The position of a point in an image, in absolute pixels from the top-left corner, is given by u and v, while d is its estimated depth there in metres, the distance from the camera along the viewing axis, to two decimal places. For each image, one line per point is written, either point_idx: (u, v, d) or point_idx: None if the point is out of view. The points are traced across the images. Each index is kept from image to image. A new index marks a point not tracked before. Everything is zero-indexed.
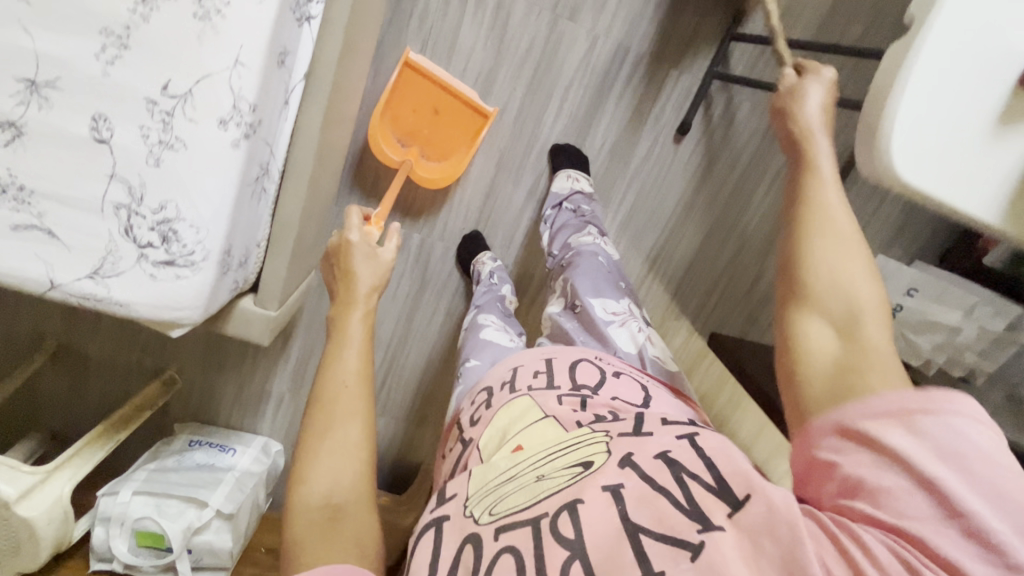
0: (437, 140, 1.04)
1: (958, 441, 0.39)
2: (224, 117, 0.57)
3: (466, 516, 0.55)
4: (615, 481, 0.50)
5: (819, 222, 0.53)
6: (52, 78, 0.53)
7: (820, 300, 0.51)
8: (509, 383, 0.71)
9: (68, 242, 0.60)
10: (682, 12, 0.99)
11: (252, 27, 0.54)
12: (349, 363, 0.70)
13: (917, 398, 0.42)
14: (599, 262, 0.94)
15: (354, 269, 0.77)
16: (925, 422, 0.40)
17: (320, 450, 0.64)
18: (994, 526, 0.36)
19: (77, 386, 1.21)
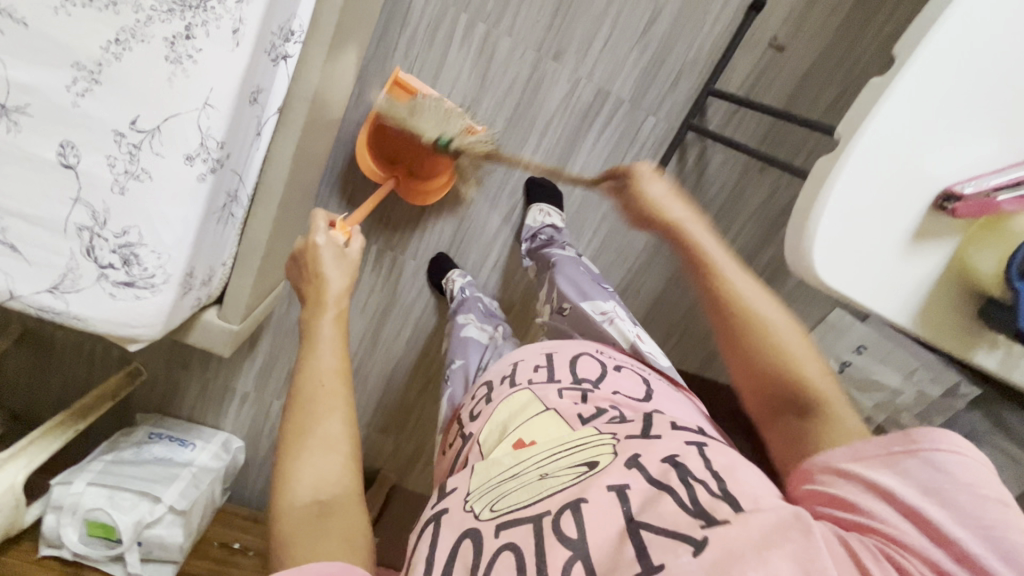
0: (428, 165, 1.00)
1: (941, 475, 0.43)
2: (191, 153, 0.59)
3: (466, 511, 0.54)
4: (621, 482, 0.50)
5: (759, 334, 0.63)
6: (21, 104, 0.54)
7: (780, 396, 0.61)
8: (509, 377, 0.74)
9: (29, 257, 0.61)
10: (663, 64, 1.01)
11: (223, 73, 0.56)
12: (325, 361, 0.69)
13: (902, 441, 0.47)
14: (582, 268, 0.98)
15: (323, 269, 0.76)
16: (911, 461, 0.45)
17: (303, 448, 0.61)
18: (980, 552, 0.38)
19: (42, 370, 1.23)
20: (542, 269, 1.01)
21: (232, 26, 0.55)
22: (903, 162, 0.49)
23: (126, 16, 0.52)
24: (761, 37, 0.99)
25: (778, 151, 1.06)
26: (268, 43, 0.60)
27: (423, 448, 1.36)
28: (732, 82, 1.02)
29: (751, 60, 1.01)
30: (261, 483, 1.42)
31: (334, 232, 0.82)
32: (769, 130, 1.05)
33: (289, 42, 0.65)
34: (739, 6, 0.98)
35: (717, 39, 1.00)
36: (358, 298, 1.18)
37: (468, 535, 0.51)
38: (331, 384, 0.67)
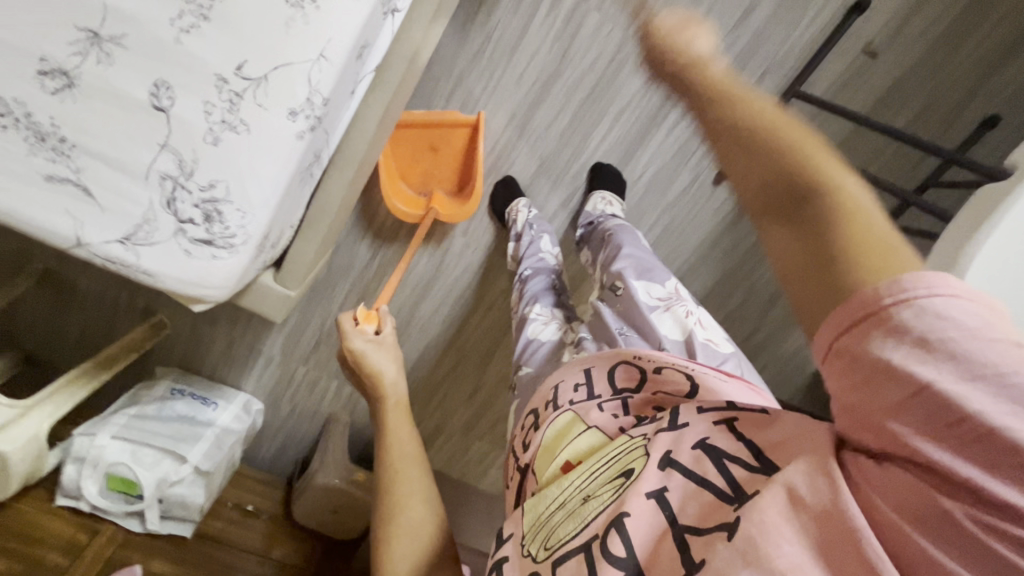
0: (446, 172, 1.04)
1: (937, 325, 0.34)
2: (295, 108, 0.54)
3: (525, 557, 0.54)
4: (658, 486, 0.48)
5: (749, 136, 0.46)
6: (118, 34, 0.49)
7: (775, 205, 0.44)
8: (553, 401, 0.70)
9: (103, 203, 0.56)
10: (751, 59, 0.97)
11: (345, 24, 0.51)
12: (401, 446, 0.74)
13: (889, 291, 0.36)
14: (640, 243, 0.96)
15: (374, 365, 0.78)
16: (903, 320, 0.35)
17: (392, 536, 0.68)
18: (989, 413, 0.31)
19: (60, 315, 1.17)
20: (598, 248, 1.00)
21: None
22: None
23: None
24: (856, 41, 0.95)
25: (856, 159, 1.03)
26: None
27: (446, 427, 1.34)
28: (818, 86, 0.99)
29: (842, 64, 0.97)
30: (276, 447, 1.40)
31: (362, 324, 0.82)
32: (847, 138, 1.03)
33: None
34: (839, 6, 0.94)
35: (810, 41, 0.96)
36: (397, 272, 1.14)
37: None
38: (408, 468, 0.72)
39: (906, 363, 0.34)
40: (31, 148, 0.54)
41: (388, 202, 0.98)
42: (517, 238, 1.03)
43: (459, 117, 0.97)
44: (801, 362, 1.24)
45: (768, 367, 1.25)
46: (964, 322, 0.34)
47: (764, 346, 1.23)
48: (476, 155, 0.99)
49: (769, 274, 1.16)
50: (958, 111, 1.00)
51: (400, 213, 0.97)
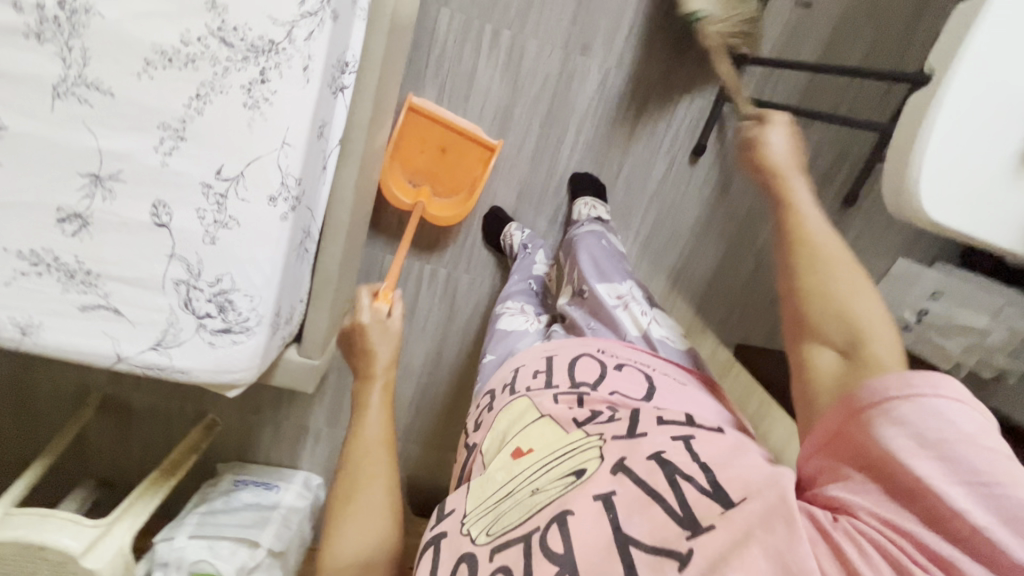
0: (446, 178, 1.07)
1: (942, 421, 0.42)
2: (273, 194, 0.60)
3: (463, 535, 0.59)
4: (607, 490, 0.53)
5: (813, 260, 0.59)
6: (114, 171, 0.57)
7: (819, 327, 0.57)
8: (509, 384, 0.75)
9: (133, 318, 0.64)
10: (692, 38, 1.01)
11: (298, 110, 0.57)
12: (373, 430, 0.75)
13: (901, 384, 0.46)
14: (604, 244, 0.96)
15: (371, 345, 0.78)
16: (903, 411, 0.44)
17: (347, 509, 0.71)
18: (975, 515, 0.39)
19: (124, 434, 1.26)
20: (565, 252, 1.01)
21: (303, 63, 0.56)
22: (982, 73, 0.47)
23: (206, 67, 0.54)
24: None
25: (820, 105, 1.04)
26: (330, 75, 0.61)
27: None
28: (763, 47, 1.01)
29: (779, 21, 1.00)
30: None
31: (378, 302, 0.80)
32: (807, 87, 1.04)
33: (345, 72, 0.66)
34: None
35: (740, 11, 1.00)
36: (414, 324, 1.18)
37: (465, 558, 0.56)
38: (374, 454, 0.73)
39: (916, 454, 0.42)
40: (63, 287, 0.62)
41: (383, 185, 1.04)
42: (513, 259, 1.07)
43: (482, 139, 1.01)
44: None
45: None
46: (957, 422, 0.42)
47: None
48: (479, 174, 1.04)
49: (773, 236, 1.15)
50: (910, 32, 1.00)
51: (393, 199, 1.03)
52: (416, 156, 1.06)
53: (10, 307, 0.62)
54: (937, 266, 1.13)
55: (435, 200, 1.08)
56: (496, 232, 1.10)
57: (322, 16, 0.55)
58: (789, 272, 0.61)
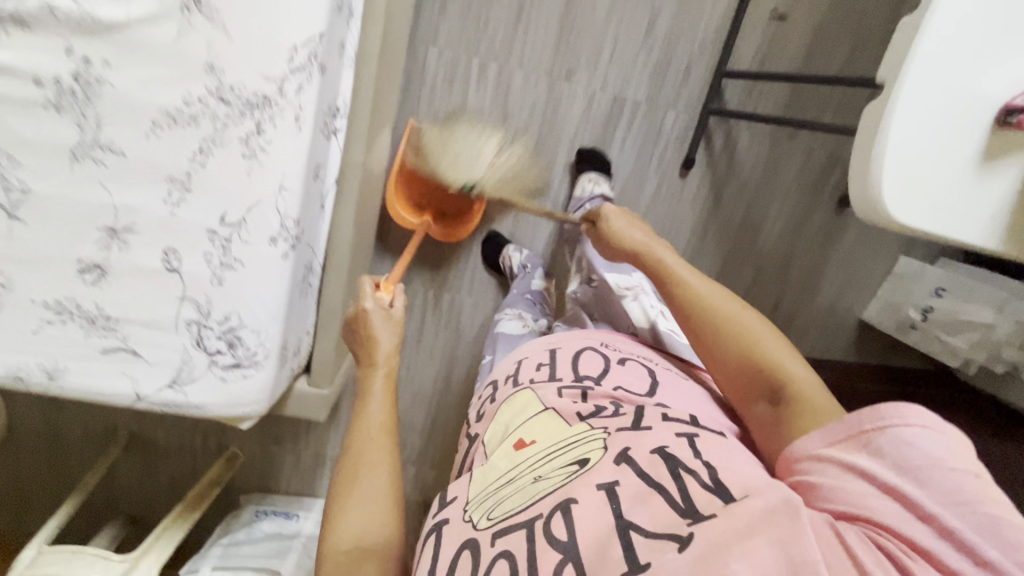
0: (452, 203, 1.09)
1: (908, 452, 0.43)
2: (274, 236, 0.64)
3: (466, 521, 0.58)
4: (610, 479, 0.53)
5: (711, 319, 0.66)
6: (128, 224, 0.62)
7: (737, 375, 0.63)
8: (513, 376, 0.75)
9: (149, 358, 0.68)
10: (672, 57, 1.04)
11: (293, 157, 0.62)
12: (375, 417, 0.72)
13: (874, 417, 0.46)
14: None
15: (374, 332, 0.77)
16: (881, 443, 0.45)
17: (349, 495, 0.65)
18: (954, 525, 0.39)
19: (151, 470, 1.31)
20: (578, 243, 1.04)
21: (294, 113, 0.60)
22: (928, 82, 0.48)
23: (207, 123, 0.58)
24: (761, 12, 1.02)
25: (804, 114, 1.06)
26: (322, 122, 0.66)
27: None
28: (743, 60, 1.04)
29: (756, 36, 1.03)
30: None
31: (380, 293, 0.82)
32: (791, 97, 1.06)
33: (337, 118, 0.71)
34: None
35: (717, 28, 1.03)
36: (422, 347, 1.21)
37: (467, 545, 0.55)
38: (377, 440, 0.69)
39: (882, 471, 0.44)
40: (86, 332, 0.66)
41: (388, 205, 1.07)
42: (513, 279, 1.10)
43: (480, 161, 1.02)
44: (841, 315, 1.20)
45: (807, 332, 1.21)
46: (928, 451, 0.43)
47: (797, 312, 1.20)
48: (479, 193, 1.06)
49: (771, 242, 1.16)
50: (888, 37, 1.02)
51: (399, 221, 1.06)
52: (424, 181, 1.08)
53: (38, 353, 0.66)
54: (939, 263, 1.12)
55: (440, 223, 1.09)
56: (495, 253, 1.14)
57: (310, 71, 0.59)
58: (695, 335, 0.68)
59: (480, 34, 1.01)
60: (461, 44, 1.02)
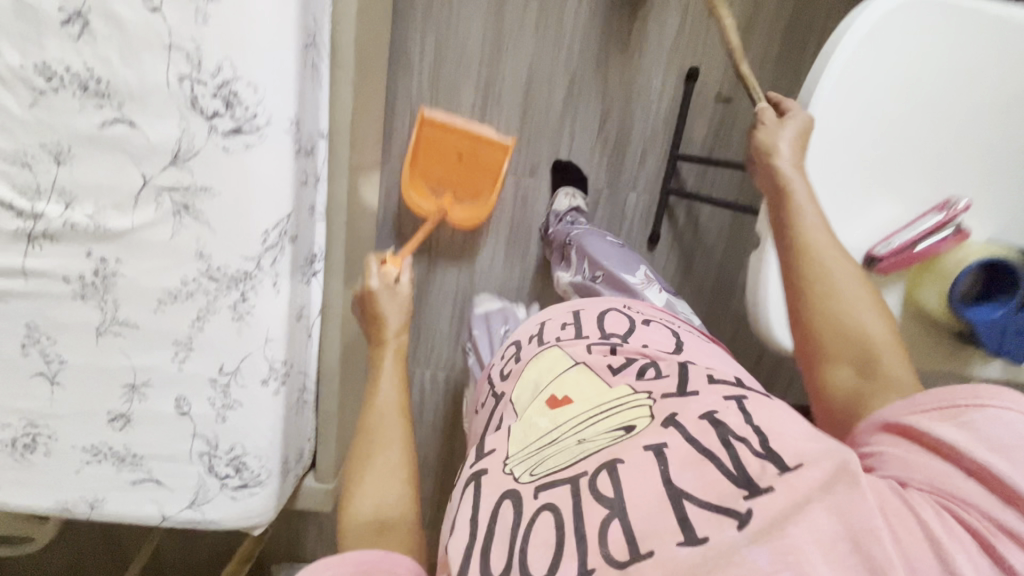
0: (466, 182, 1.07)
1: (996, 433, 0.38)
2: (266, 378, 0.75)
3: (506, 474, 0.54)
4: (658, 441, 0.48)
5: (819, 279, 0.55)
6: (145, 380, 0.74)
7: (836, 353, 0.53)
8: (537, 336, 0.71)
9: (171, 485, 0.79)
10: (628, 143, 1.12)
11: (274, 315, 0.72)
12: (388, 393, 0.70)
13: (966, 395, 0.42)
14: (604, 238, 0.97)
15: (381, 310, 0.75)
16: (980, 417, 0.40)
17: (365, 471, 0.64)
18: None
19: (192, 547, 1.43)
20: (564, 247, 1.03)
21: (272, 280, 0.71)
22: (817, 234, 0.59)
23: (201, 296, 0.70)
24: (707, 94, 1.08)
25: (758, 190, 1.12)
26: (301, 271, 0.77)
27: None
28: (694, 141, 1.10)
29: (704, 118, 1.09)
30: None
31: (387, 267, 0.78)
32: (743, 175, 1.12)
33: (314, 263, 0.81)
34: (675, 78, 1.08)
35: (666, 111, 1.10)
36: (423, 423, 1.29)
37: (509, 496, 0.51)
38: (387, 416, 0.68)
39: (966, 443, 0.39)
40: (117, 467, 0.78)
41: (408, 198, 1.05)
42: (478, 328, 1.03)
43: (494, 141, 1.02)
44: None
45: (791, 381, 1.25)
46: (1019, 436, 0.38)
47: (781, 361, 1.24)
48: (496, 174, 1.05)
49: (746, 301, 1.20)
50: None
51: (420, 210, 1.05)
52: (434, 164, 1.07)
53: (81, 488, 0.79)
54: None
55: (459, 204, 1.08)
56: None
57: (281, 245, 0.69)
58: (794, 292, 0.56)
59: None
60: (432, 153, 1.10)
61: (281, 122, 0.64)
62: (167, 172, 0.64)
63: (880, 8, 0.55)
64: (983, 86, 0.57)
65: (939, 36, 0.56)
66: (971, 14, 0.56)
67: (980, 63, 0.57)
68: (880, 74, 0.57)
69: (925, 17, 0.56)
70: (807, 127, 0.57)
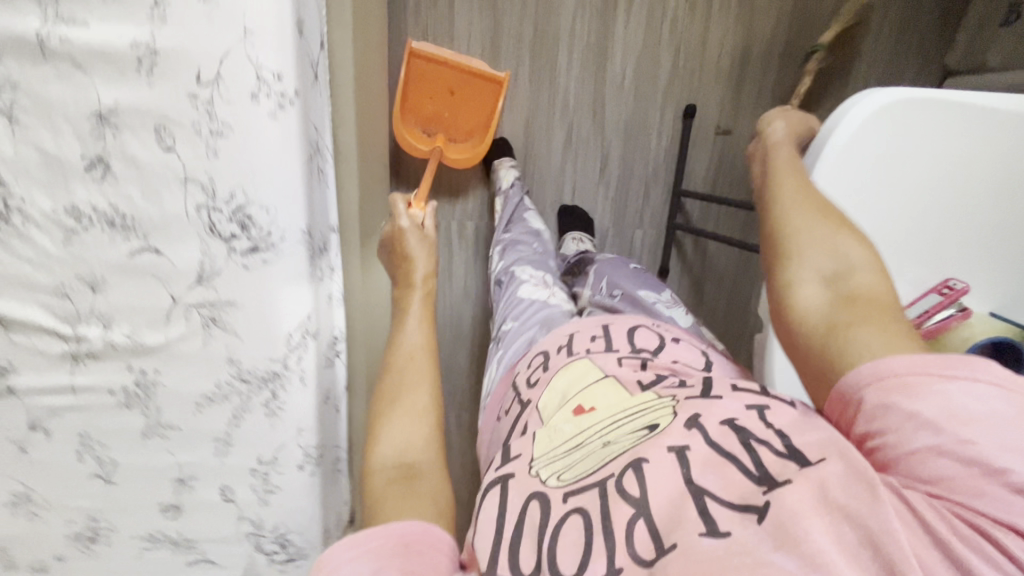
0: (460, 119, 1.04)
1: (966, 405, 0.36)
2: (302, 463, 0.81)
3: (532, 476, 0.48)
4: (681, 442, 0.43)
5: (791, 195, 0.53)
6: (191, 474, 0.79)
7: (807, 263, 0.49)
8: (566, 346, 0.64)
9: (222, 562, 0.84)
10: (631, 180, 1.12)
11: (304, 406, 0.78)
12: (411, 336, 0.65)
13: (939, 363, 0.38)
14: (624, 263, 0.97)
15: (410, 249, 0.75)
16: (950, 387, 0.37)
17: (393, 413, 0.56)
18: None
19: None
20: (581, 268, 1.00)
21: (299, 376, 0.76)
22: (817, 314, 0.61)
23: (235, 397, 0.74)
24: (706, 127, 1.08)
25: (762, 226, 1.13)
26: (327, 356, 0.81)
27: None
28: (696, 175, 1.11)
29: (705, 151, 1.09)
30: None
31: (413, 211, 0.80)
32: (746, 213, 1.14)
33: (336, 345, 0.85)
34: (673, 113, 1.08)
35: (667, 147, 1.10)
36: None
37: (533, 495, 0.46)
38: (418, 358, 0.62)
39: (947, 427, 0.36)
40: (172, 552, 0.83)
41: (400, 137, 1.02)
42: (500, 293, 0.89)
43: (491, 76, 0.99)
44: None
45: None
46: (992, 409, 0.35)
47: None
48: (492, 112, 1.02)
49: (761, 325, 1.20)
50: None
51: (414, 148, 1.02)
52: (426, 99, 1.03)
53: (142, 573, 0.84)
54: None
55: (452, 144, 1.05)
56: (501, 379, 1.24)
57: (305, 344, 0.74)
58: (766, 212, 0.54)
59: (453, 200, 1.13)
60: (438, 211, 1.12)
61: (293, 236, 0.69)
62: (193, 290, 0.68)
63: (859, 117, 0.56)
64: (976, 169, 0.58)
65: (924, 128, 0.57)
66: (957, 106, 0.56)
67: (969, 148, 0.57)
68: (867, 172, 0.57)
69: (909, 113, 0.56)
70: (787, 112, 0.63)
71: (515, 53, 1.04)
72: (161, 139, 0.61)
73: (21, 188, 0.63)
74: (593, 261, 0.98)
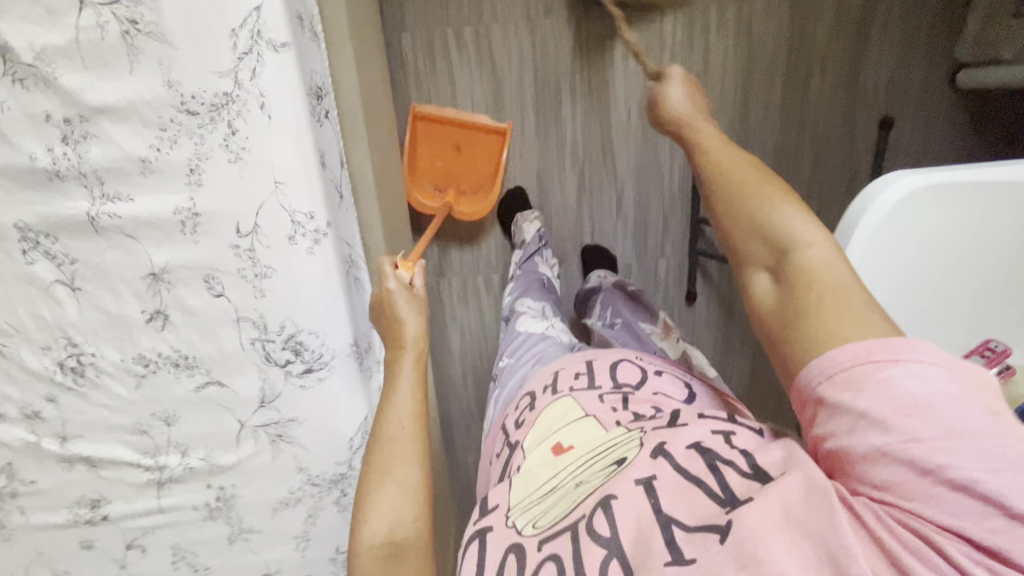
0: (468, 173, 1.07)
1: (914, 392, 0.35)
2: None
3: (507, 526, 0.47)
4: (648, 473, 0.43)
5: (723, 184, 0.50)
6: (276, 568, 0.84)
7: (757, 259, 0.47)
8: (551, 385, 0.63)
9: None
10: (649, 212, 1.13)
11: None
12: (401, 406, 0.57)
13: (883, 346, 0.37)
14: (627, 289, 0.98)
15: (398, 316, 0.62)
16: (896, 373, 0.35)
17: (383, 488, 0.54)
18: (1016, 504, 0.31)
19: None
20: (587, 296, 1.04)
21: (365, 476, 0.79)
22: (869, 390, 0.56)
23: (308, 498, 0.79)
24: None
25: None
26: None
27: None
28: None
29: None
30: None
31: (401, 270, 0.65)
32: None
33: None
34: None
35: (680, 176, 1.10)
36: None
37: (510, 549, 0.45)
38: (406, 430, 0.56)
39: (893, 424, 0.35)
40: None
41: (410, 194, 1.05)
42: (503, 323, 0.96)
43: (492, 126, 1.02)
44: None
45: None
46: (940, 390, 0.34)
47: None
48: (498, 162, 1.04)
49: None
50: (851, 135, 1.06)
51: (423, 206, 1.04)
52: (434, 158, 1.07)
53: None
54: None
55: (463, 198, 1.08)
56: None
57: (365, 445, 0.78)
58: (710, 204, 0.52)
59: (475, 254, 1.15)
60: (461, 267, 1.15)
61: (343, 353, 0.71)
62: (257, 413, 0.73)
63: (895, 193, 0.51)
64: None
65: (954, 210, 0.52)
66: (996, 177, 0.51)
67: (999, 218, 0.52)
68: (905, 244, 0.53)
69: (937, 200, 0.51)
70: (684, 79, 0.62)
71: (518, 106, 1.04)
72: (211, 287, 0.65)
73: (91, 346, 0.68)
74: (594, 288, 1.02)
